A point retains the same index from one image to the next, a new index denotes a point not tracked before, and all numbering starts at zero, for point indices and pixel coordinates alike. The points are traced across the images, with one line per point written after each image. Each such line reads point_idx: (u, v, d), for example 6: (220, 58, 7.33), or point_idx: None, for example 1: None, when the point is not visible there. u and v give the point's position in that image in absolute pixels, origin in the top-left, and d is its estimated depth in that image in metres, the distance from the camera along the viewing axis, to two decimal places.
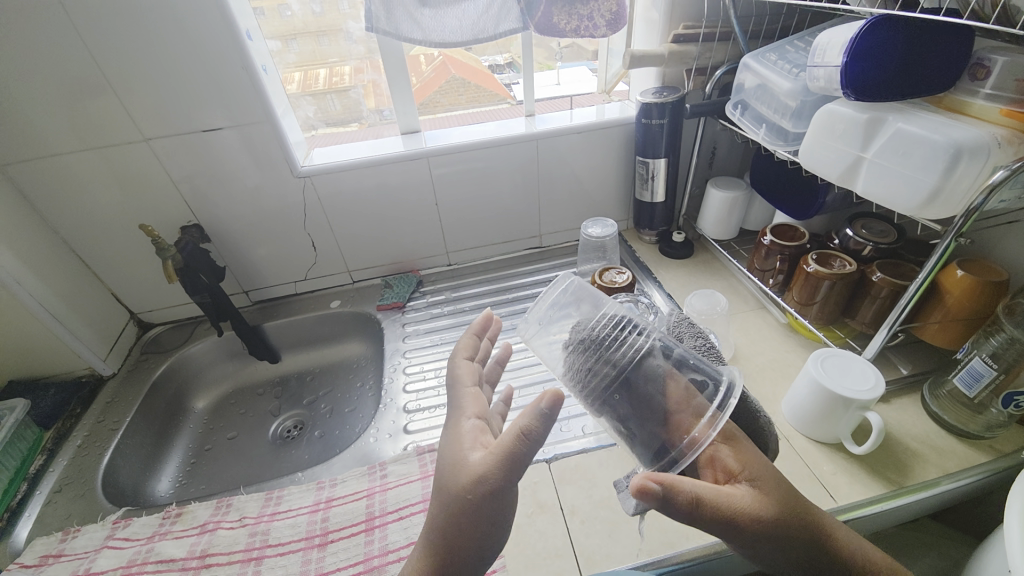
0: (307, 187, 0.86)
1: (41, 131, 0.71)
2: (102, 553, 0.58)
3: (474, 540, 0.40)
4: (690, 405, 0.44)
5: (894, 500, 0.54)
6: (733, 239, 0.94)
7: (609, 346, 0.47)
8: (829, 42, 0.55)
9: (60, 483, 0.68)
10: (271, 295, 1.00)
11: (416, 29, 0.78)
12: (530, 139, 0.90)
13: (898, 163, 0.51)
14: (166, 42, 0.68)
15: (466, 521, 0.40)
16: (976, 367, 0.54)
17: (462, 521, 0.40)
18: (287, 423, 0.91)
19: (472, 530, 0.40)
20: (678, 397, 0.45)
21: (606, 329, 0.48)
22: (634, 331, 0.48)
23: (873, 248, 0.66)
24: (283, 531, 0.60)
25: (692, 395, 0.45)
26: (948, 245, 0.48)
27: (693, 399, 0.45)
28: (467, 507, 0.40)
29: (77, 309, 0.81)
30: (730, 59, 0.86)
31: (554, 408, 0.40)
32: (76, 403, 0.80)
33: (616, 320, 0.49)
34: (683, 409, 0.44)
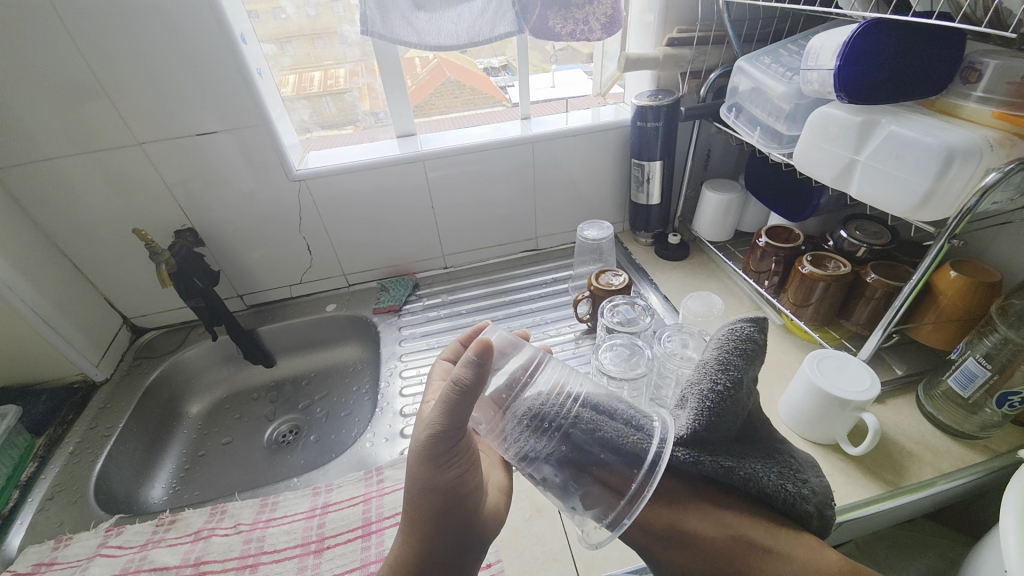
0: (302, 190, 0.86)
1: (32, 135, 0.70)
2: (95, 561, 0.57)
3: (452, 481, 0.43)
4: (614, 474, 0.41)
5: (890, 501, 0.54)
6: (729, 241, 0.94)
7: (528, 457, 0.43)
8: (823, 46, 0.55)
9: (52, 491, 0.67)
10: (266, 299, 0.99)
11: (411, 32, 0.78)
12: (526, 141, 0.90)
13: (891, 166, 0.51)
14: (160, 45, 0.68)
15: (439, 467, 0.43)
16: (970, 367, 0.55)
17: (436, 469, 0.42)
18: (283, 428, 0.91)
19: (450, 469, 0.43)
20: (605, 486, 0.41)
21: (524, 451, 0.43)
22: (551, 435, 0.43)
23: (867, 249, 0.66)
24: (278, 538, 0.60)
25: (618, 481, 0.41)
26: (942, 247, 0.48)
27: (619, 481, 0.41)
28: (437, 455, 0.42)
29: (69, 315, 0.81)
30: (724, 63, 0.87)
31: (483, 357, 0.40)
32: (68, 409, 0.79)
33: (535, 426, 0.43)
34: (606, 490, 0.41)
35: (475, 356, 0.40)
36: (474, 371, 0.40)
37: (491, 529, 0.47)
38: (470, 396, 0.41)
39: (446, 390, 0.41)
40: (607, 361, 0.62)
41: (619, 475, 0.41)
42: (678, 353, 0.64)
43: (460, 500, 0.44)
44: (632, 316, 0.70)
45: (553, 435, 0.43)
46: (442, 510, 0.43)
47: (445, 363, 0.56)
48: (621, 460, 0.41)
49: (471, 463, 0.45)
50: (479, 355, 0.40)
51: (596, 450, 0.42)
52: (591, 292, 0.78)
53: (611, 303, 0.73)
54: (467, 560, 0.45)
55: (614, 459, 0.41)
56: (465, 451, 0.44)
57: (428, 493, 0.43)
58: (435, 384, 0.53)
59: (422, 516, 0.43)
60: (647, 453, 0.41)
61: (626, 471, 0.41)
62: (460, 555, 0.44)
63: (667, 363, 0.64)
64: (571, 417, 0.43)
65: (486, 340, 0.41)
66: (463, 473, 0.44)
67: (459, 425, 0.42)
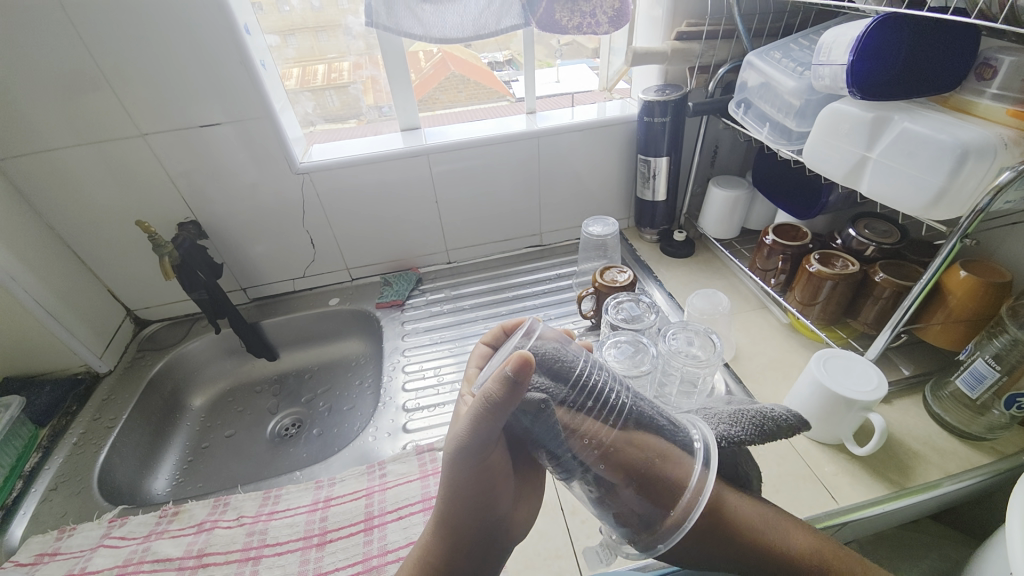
0: (305, 183, 0.85)
1: (37, 125, 0.70)
2: (98, 552, 0.57)
3: (481, 487, 0.42)
4: (669, 480, 0.40)
5: (895, 502, 0.53)
6: (735, 238, 0.94)
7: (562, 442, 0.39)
8: (835, 41, 0.54)
9: (56, 481, 0.67)
10: (269, 293, 0.99)
11: (416, 23, 0.77)
12: (531, 136, 0.89)
13: (904, 164, 0.51)
14: (164, 35, 0.67)
15: (472, 474, 0.42)
16: (979, 368, 0.54)
17: (469, 478, 0.42)
18: (285, 421, 0.91)
19: (482, 477, 0.42)
20: (653, 493, 0.39)
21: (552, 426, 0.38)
22: (584, 413, 0.39)
23: (876, 248, 0.66)
24: (281, 531, 0.60)
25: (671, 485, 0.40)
26: (953, 246, 0.47)
27: (669, 487, 0.40)
28: (470, 464, 0.41)
29: (73, 306, 0.81)
30: (733, 58, 0.86)
31: (521, 373, 0.36)
32: (72, 400, 0.79)
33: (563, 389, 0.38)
34: (656, 495, 0.39)
35: (514, 370, 0.36)
36: (508, 387, 0.36)
37: (516, 530, 0.47)
38: (503, 410, 0.37)
39: (480, 402, 0.38)
40: (611, 358, 0.62)
41: (672, 476, 0.40)
42: (683, 351, 0.63)
43: (490, 506, 0.44)
44: (637, 313, 0.69)
45: (596, 418, 0.39)
46: (471, 515, 0.43)
47: (482, 349, 0.53)
48: (672, 461, 0.40)
49: (504, 470, 0.44)
50: (518, 370, 0.35)
51: (645, 442, 0.39)
52: (596, 289, 0.78)
53: (616, 300, 0.72)
54: (490, 563, 0.45)
55: (668, 460, 0.40)
56: (498, 460, 0.43)
57: (459, 498, 0.43)
58: (471, 373, 0.50)
59: (450, 518, 0.43)
60: (695, 451, 0.41)
61: (681, 473, 0.40)
62: (485, 558, 0.44)
63: (672, 361, 0.63)
64: (608, 390, 0.40)
65: (524, 353, 0.36)
66: (494, 482, 0.43)
67: (491, 434, 0.39)
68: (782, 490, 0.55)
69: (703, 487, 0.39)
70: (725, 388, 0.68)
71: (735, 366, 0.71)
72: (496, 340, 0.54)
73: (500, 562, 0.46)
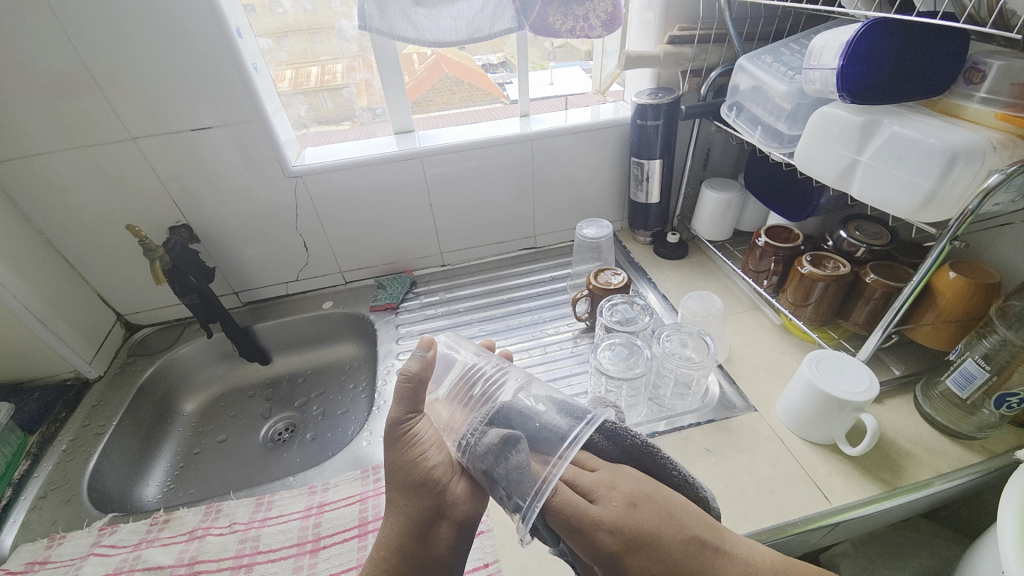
0: (298, 187, 0.85)
1: (26, 129, 0.69)
2: (88, 560, 0.56)
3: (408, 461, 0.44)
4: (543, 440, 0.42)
5: (887, 501, 0.54)
6: (728, 240, 0.94)
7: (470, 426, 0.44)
8: (826, 44, 0.55)
9: (45, 489, 0.66)
10: (261, 296, 0.98)
11: (410, 27, 0.77)
12: (525, 139, 0.89)
13: (893, 167, 0.51)
14: (155, 39, 0.66)
15: (397, 448, 0.45)
16: (968, 368, 0.55)
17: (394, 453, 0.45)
18: (278, 425, 0.90)
19: (406, 449, 0.45)
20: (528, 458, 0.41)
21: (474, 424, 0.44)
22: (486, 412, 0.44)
23: (867, 250, 0.66)
24: (274, 538, 0.59)
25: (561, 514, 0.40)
26: (943, 248, 0.48)
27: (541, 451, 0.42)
28: (394, 439, 0.45)
29: (63, 312, 0.80)
30: (725, 62, 0.86)
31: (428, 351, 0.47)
32: (61, 407, 0.78)
33: (482, 392, 0.47)
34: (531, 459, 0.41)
35: (420, 351, 0.47)
36: (419, 362, 0.46)
37: (464, 505, 0.45)
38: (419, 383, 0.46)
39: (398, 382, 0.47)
40: (606, 360, 0.62)
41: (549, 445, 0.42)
42: (676, 353, 0.63)
43: (425, 479, 0.44)
44: (631, 316, 0.69)
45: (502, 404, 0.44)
46: (408, 490, 0.44)
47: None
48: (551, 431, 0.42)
49: (431, 443, 0.45)
50: (422, 349, 0.47)
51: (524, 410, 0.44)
52: (590, 291, 0.78)
53: (610, 302, 0.72)
54: (436, 541, 0.44)
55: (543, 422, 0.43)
56: (421, 431, 0.45)
57: (394, 476, 0.45)
58: None
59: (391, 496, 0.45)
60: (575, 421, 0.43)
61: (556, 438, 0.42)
62: (433, 537, 0.44)
63: (666, 363, 0.63)
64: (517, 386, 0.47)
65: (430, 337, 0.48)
66: (420, 454, 0.44)
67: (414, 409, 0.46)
68: (776, 491, 0.55)
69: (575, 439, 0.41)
70: (719, 389, 0.69)
71: (729, 367, 0.72)
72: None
73: (457, 544, 0.44)
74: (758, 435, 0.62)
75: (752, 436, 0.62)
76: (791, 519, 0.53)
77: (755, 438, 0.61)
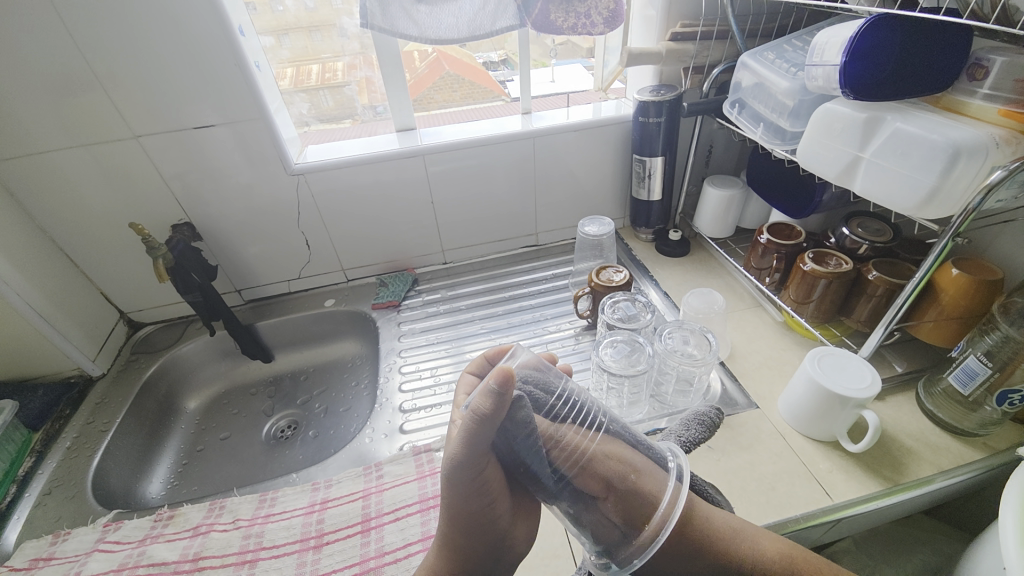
0: (301, 184, 0.85)
1: (29, 128, 0.69)
2: (93, 556, 0.57)
3: (481, 507, 0.44)
4: (644, 492, 0.43)
5: (889, 498, 0.54)
6: (730, 238, 0.94)
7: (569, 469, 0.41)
8: (828, 41, 0.55)
9: (50, 485, 0.66)
10: (264, 294, 0.98)
11: (412, 24, 0.77)
12: (527, 136, 0.89)
13: (896, 164, 0.51)
14: (158, 35, 0.66)
15: (469, 491, 0.43)
16: (971, 365, 0.55)
17: (463, 494, 0.43)
18: (281, 423, 0.90)
19: (480, 492, 0.43)
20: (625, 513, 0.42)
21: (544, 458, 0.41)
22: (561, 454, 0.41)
23: (869, 247, 0.66)
24: (277, 534, 0.59)
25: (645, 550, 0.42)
26: (945, 245, 0.48)
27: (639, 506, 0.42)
28: (464, 483, 0.42)
29: (66, 310, 0.80)
30: (727, 59, 0.86)
31: (504, 387, 0.39)
32: (65, 404, 0.78)
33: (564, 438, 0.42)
34: (633, 511, 0.42)
35: (497, 387, 0.38)
36: (494, 402, 0.39)
37: (519, 544, 0.48)
38: (491, 425, 0.39)
39: (467, 419, 0.40)
40: (608, 357, 0.62)
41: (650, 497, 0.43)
42: (679, 350, 0.63)
43: (491, 523, 0.45)
44: (633, 313, 0.69)
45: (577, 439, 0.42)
46: (473, 533, 0.45)
47: (469, 378, 0.53)
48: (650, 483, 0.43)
49: (498, 489, 0.44)
50: (501, 385, 0.38)
51: (622, 458, 0.43)
52: (592, 289, 0.78)
53: (612, 299, 0.72)
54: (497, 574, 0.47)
55: (646, 469, 0.44)
56: (493, 478, 0.43)
57: (458, 515, 0.44)
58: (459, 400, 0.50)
59: (453, 532, 0.45)
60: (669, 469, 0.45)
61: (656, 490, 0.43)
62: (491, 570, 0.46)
63: (668, 360, 0.64)
64: (607, 427, 0.45)
65: (507, 368, 0.39)
66: (491, 502, 0.44)
67: (481, 451, 0.41)
68: (776, 488, 0.56)
69: (679, 498, 0.43)
70: (721, 386, 0.69)
71: (731, 364, 0.72)
72: (481, 370, 0.54)
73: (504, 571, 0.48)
74: (760, 431, 0.62)
75: (754, 433, 0.62)
76: (793, 515, 0.53)
77: (757, 435, 0.62)
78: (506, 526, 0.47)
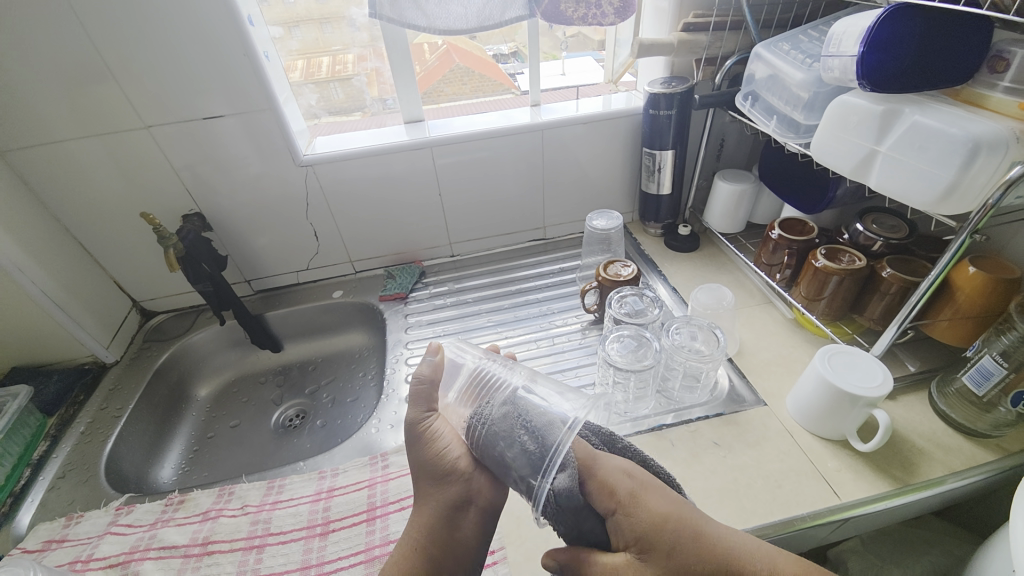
0: (309, 175, 0.85)
1: (43, 116, 0.70)
2: (105, 539, 0.58)
3: (437, 453, 0.48)
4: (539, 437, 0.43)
5: (899, 497, 0.53)
6: (741, 233, 0.93)
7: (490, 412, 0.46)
8: (846, 31, 0.53)
9: (64, 469, 0.68)
10: (273, 285, 0.99)
11: (421, 16, 0.77)
12: (535, 128, 0.89)
13: (913, 158, 0.50)
14: (168, 27, 0.67)
15: (421, 445, 0.49)
16: (986, 365, 0.54)
17: (419, 446, 0.49)
18: (290, 412, 0.91)
19: (432, 440, 0.49)
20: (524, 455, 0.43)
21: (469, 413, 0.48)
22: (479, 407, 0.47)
23: (883, 243, 0.65)
24: (285, 520, 0.60)
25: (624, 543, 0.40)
26: (962, 242, 0.47)
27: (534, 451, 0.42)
28: (417, 436, 0.49)
29: (80, 298, 0.81)
30: (741, 50, 0.84)
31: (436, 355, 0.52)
32: (79, 390, 0.80)
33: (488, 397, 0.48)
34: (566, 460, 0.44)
35: (429, 356, 0.52)
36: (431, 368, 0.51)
37: (487, 492, 0.48)
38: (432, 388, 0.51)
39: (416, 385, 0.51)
40: (615, 352, 0.62)
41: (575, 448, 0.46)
42: (686, 346, 0.63)
43: (450, 469, 0.47)
44: (640, 308, 0.69)
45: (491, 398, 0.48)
46: (433, 481, 0.48)
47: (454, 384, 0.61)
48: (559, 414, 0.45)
49: (451, 436, 0.49)
50: (430, 355, 0.52)
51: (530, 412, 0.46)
52: (599, 283, 0.78)
53: (619, 293, 0.72)
54: (461, 527, 0.46)
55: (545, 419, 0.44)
56: (442, 426, 0.50)
57: (423, 468, 0.48)
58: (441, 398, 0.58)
59: (423, 486, 0.48)
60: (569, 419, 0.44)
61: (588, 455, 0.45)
62: (466, 523, 0.47)
63: (675, 355, 0.63)
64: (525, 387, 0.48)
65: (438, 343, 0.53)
66: (445, 446, 0.48)
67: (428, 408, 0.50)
68: (783, 486, 0.55)
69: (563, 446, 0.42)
70: (728, 383, 0.68)
71: (739, 361, 0.71)
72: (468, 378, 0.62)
73: (482, 531, 0.47)
74: (767, 428, 0.61)
75: (761, 431, 0.61)
76: (799, 513, 0.52)
77: (764, 433, 0.61)
78: (467, 475, 0.48)
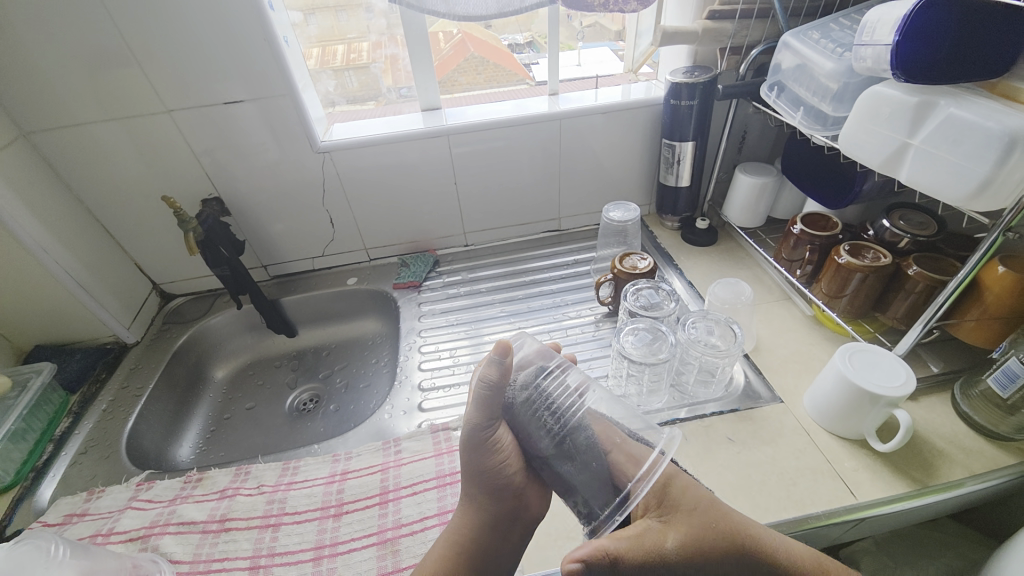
0: (327, 162, 0.85)
1: (68, 99, 0.71)
2: (126, 513, 0.60)
3: (496, 465, 0.46)
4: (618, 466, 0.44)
5: (916, 500, 0.52)
6: (760, 228, 0.91)
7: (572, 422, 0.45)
8: (880, 20, 0.52)
9: (86, 445, 0.70)
10: (289, 271, 1.00)
11: (440, 1, 0.75)
12: (553, 117, 0.88)
13: (947, 152, 0.48)
14: (189, 11, 0.67)
15: (483, 455, 0.46)
16: (1011, 368, 0.53)
17: (478, 457, 0.46)
18: (303, 396, 0.93)
19: (495, 454, 0.46)
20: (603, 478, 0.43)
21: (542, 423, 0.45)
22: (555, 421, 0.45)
23: (910, 240, 0.63)
24: (299, 501, 0.62)
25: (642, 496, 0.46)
26: (994, 240, 0.46)
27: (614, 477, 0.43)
28: (479, 444, 0.46)
29: (102, 279, 0.83)
30: (768, 39, 0.82)
31: (505, 357, 0.46)
32: (101, 368, 0.82)
33: (560, 409, 0.45)
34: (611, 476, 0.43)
35: (498, 357, 0.45)
36: (498, 371, 0.45)
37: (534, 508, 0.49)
38: (498, 393, 0.45)
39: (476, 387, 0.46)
40: (629, 344, 0.61)
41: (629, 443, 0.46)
42: (702, 341, 0.62)
43: (507, 485, 0.47)
44: (656, 301, 0.68)
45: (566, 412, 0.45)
46: (486, 491, 0.47)
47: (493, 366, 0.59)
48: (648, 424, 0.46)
49: (511, 448, 0.47)
50: (499, 355, 0.45)
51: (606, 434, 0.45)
52: (615, 275, 0.77)
53: (635, 286, 0.71)
54: (508, 538, 0.48)
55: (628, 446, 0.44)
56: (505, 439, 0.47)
57: (478, 477, 0.47)
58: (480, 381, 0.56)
59: (474, 493, 0.48)
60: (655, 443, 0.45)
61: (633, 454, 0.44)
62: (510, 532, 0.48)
63: (691, 350, 0.62)
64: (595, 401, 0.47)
65: (506, 342, 0.46)
66: (505, 460, 0.46)
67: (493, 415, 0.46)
68: (797, 483, 0.55)
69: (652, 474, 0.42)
70: (744, 379, 0.67)
71: (755, 357, 0.70)
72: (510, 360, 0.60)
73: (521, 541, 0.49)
74: (783, 425, 0.61)
75: (777, 428, 0.61)
76: (814, 511, 0.52)
77: (779, 430, 0.60)
78: (520, 489, 0.48)
